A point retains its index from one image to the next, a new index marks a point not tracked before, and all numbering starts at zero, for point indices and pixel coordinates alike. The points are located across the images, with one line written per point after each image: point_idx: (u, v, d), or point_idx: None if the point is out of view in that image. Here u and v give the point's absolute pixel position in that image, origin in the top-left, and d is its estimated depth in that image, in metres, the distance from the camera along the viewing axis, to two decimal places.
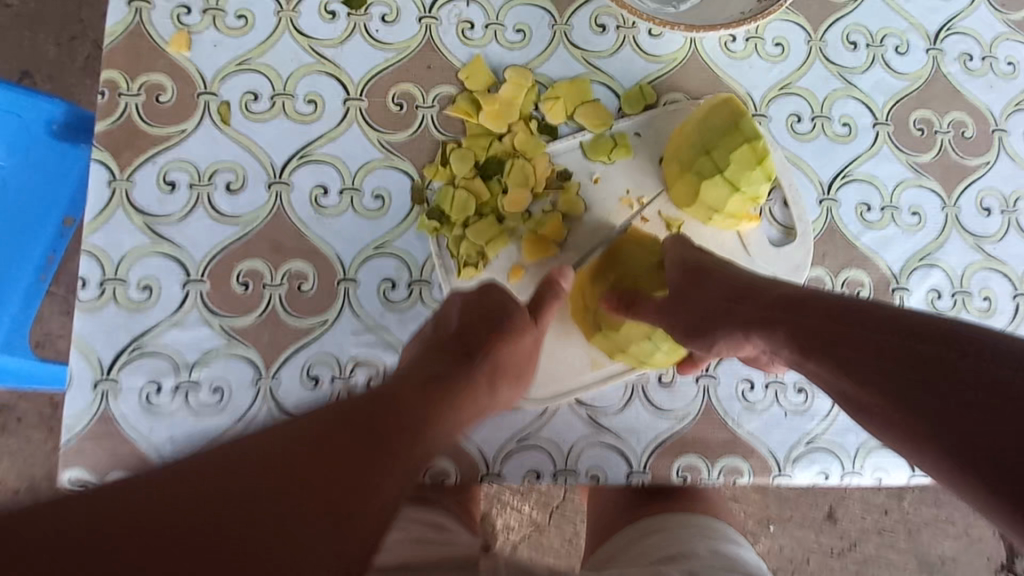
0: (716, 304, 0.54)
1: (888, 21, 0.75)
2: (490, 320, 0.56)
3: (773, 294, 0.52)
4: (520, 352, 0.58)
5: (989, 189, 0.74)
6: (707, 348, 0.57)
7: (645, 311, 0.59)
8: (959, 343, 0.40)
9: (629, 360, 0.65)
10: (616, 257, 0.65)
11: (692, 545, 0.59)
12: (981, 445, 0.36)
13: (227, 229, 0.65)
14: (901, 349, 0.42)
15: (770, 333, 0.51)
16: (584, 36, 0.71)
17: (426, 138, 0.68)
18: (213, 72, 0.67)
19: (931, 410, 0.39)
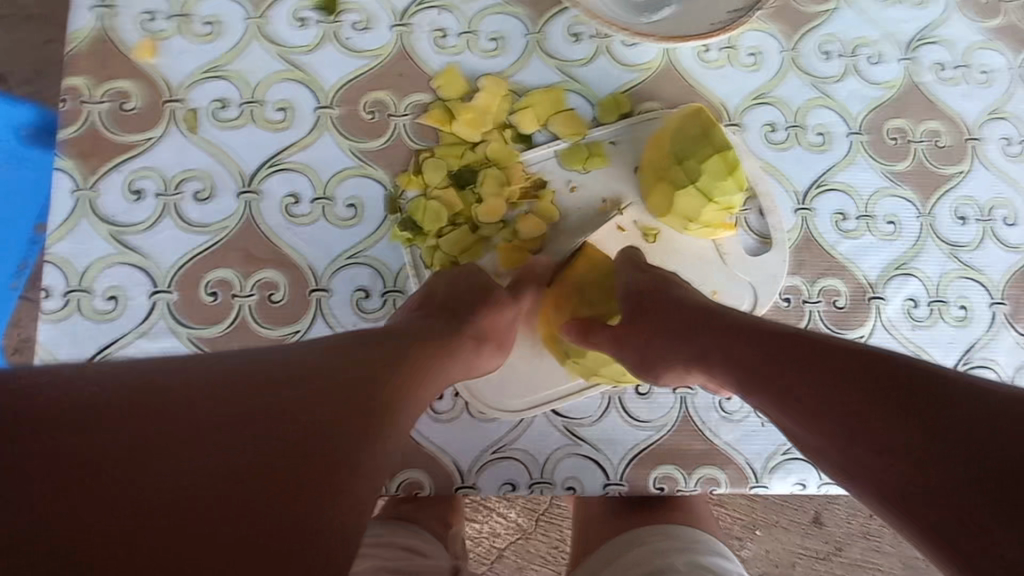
0: (672, 336, 0.53)
1: (864, 31, 0.76)
2: (468, 299, 0.57)
3: (723, 327, 0.51)
4: (484, 339, 0.57)
5: (966, 197, 0.74)
6: (665, 376, 0.57)
7: (601, 341, 0.59)
8: (908, 385, 0.38)
9: (605, 380, 0.65)
10: (575, 281, 0.64)
11: (670, 559, 0.57)
12: (944, 499, 0.35)
13: (197, 239, 0.64)
14: (846, 394, 0.40)
15: (714, 370, 0.50)
16: (560, 45, 0.71)
17: (400, 146, 0.68)
18: (183, 78, 0.66)
19: (887, 455, 0.38)
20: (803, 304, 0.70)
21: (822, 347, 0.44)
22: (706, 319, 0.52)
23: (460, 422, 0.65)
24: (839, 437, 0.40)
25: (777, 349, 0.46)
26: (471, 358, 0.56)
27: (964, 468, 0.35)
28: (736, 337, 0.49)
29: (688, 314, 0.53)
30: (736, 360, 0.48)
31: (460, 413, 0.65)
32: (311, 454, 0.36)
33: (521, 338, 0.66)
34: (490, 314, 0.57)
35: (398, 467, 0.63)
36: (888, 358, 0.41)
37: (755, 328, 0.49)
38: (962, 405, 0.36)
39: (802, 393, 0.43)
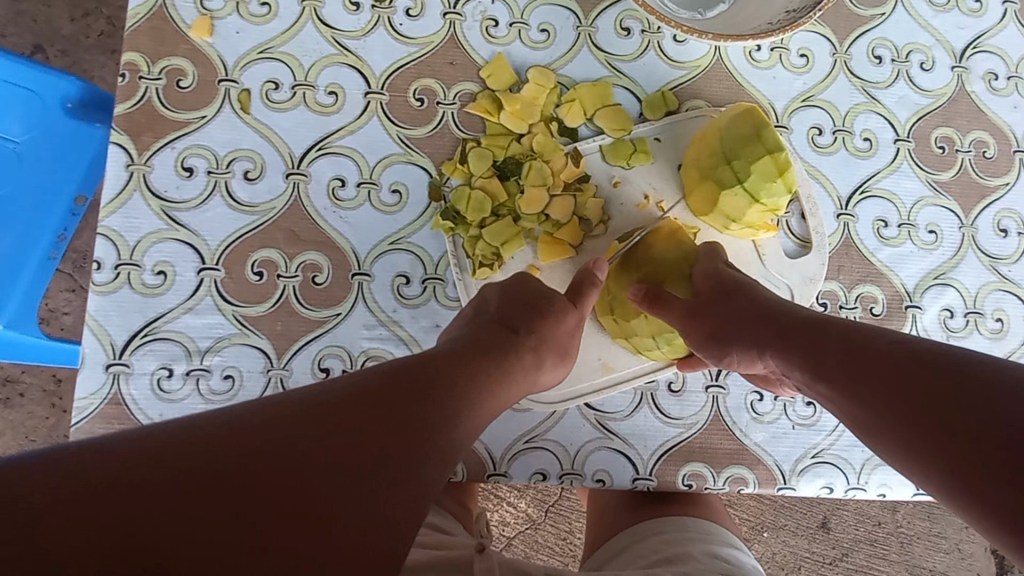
0: (741, 320, 0.56)
1: (914, 36, 0.75)
2: (528, 308, 0.57)
3: (787, 317, 0.53)
4: (539, 350, 0.55)
5: (1007, 210, 0.73)
6: (729, 363, 0.60)
7: (672, 307, 0.59)
8: (950, 365, 0.41)
9: (626, 346, 0.66)
10: (658, 254, 0.64)
11: (687, 547, 0.58)
12: (982, 468, 0.36)
13: (244, 218, 0.65)
14: (897, 378, 0.43)
15: (784, 355, 0.52)
16: (609, 39, 0.71)
17: (446, 134, 0.68)
18: (236, 58, 0.67)
19: (932, 433, 0.39)
20: (839, 310, 0.70)
21: (877, 338, 0.47)
22: (769, 308, 0.55)
23: None
24: (893, 420, 0.42)
25: (842, 341, 0.48)
26: (535, 365, 0.54)
27: (997, 437, 0.36)
28: (795, 326, 0.52)
29: (755, 304, 0.56)
30: (795, 349, 0.51)
31: None
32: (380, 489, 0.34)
33: None
34: (547, 324, 0.57)
35: None
36: (936, 346, 0.43)
37: (812, 320, 0.52)
38: (997, 383, 0.38)
39: (862, 380, 0.45)
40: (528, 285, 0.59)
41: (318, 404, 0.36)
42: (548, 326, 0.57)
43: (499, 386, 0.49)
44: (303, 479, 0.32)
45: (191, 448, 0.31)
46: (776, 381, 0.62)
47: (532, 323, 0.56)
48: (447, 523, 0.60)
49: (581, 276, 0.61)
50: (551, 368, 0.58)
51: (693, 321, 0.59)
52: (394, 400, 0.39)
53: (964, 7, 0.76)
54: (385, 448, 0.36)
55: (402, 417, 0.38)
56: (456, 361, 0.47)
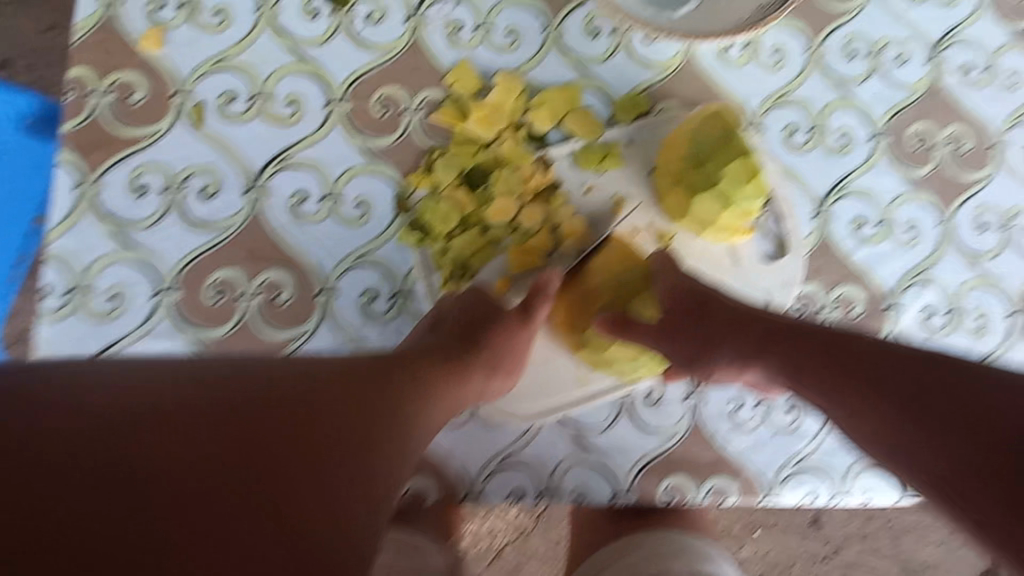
0: (723, 330, 0.56)
1: (888, 31, 0.74)
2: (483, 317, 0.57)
3: (764, 323, 0.55)
4: (491, 366, 0.56)
5: (985, 204, 0.72)
6: (708, 371, 0.58)
7: (641, 332, 0.58)
8: (935, 371, 0.45)
9: (611, 374, 0.64)
10: (614, 275, 0.63)
11: (671, 563, 0.59)
12: (984, 465, 0.40)
13: (202, 237, 0.62)
14: (886, 380, 0.46)
15: (766, 363, 0.54)
16: (577, 41, 0.69)
17: (410, 144, 0.66)
18: (190, 70, 0.64)
19: (927, 434, 0.43)
20: (818, 312, 0.68)
21: (851, 340, 0.50)
22: (746, 317, 0.56)
23: (468, 428, 0.63)
24: (886, 420, 0.45)
25: (827, 348, 0.50)
26: (476, 379, 0.55)
27: (996, 436, 0.40)
28: (772, 333, 0.54)
29: (733, 313, 0.56)
30: (780, 357, 0.53)
31: (468, 419, 0.63)
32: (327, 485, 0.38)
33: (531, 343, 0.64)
34: (494, 338, 0.56)
35: None
36: (905, 349, 0.48)
37: (787, 325, 0.53)
38: (976, 384, 0.43)
39: (854, 383, 0.47)
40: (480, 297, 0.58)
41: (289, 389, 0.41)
42: (501, 339, 0.57)
43: (444, 401, 0.50)
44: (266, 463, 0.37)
45: (177, 426, 0.37)
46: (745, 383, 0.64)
47: (488, 334, 0.56)
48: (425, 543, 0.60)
49: (532, 288, 0.59)
50: (502, 384, 0.58)
51: (672, 331, 0.58)
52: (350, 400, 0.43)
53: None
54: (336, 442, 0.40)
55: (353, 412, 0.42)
56: (406, 363, 0.49)
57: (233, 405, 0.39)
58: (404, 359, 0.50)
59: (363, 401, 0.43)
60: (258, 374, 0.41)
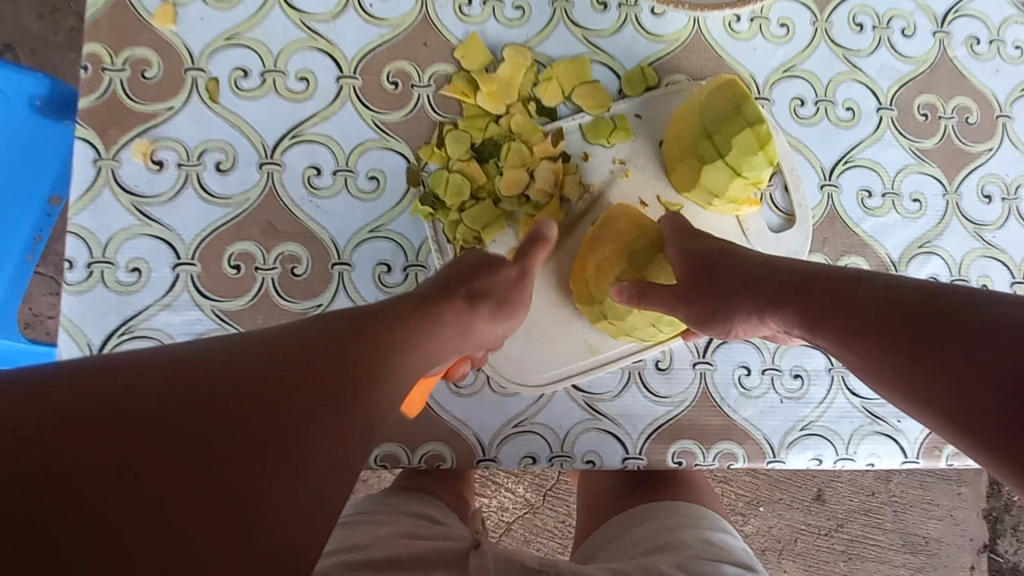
0: (733, 285, 0.54)
1: (894, 3, 0.74)
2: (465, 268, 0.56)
3: (779, 275, 0.52)
4: (479, 301, 0.54)
5: (991, 176, 0.73)
6: (734, 331, 0.58)
7: (656, 301, 0.58)
8: (943, 302, 0.40)
9: (634, 341, 0.65)
10: (625, 243, 0.62)
11: (679, 534, 0.57)
12: (984, 394, 0.36)
13: (217, 211, 0.64)
14: (889, 319, 0.42)
15: (780, 315, 0.51)
16: (585, 14, 0.69)
17: (422, 118, 0.67)
18: (202, 46, 0.65)
19: (933, 372, 0.38)
20: None
21: (864, 284, 0.46)
22: (762, 272, 0.53)
23: (481, 396, 0.65)
24: (889, 360, 0.41)
25: (832, 291, 0.47)
26: (464, 321, 0.52)
27: (992, 378, 0.35)
28: (783, 285, 0.51)
29: (749, 268, 0.54)
30: (794, 308, 0.50)
31: (482, 387, 0.65)
32: (325, 432, 0.34)
33: (543, 314, 0.66)
34: (485, 279, 0.56)
35: (419, 440, 0.64)
36: (924, 286, 0.43)
37: (802, 275, 0.51)
38: (986, 317, 0.38)
39: (856, 324, 0.44)
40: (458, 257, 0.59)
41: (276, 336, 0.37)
42: (485, 281, 0.56)
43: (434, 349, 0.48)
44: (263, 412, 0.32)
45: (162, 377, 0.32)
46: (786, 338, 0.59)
47: (469, 280, 0.55)
48: (436, 513, 0.59)
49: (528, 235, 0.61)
50: (487, 328, 0.56)
51: (686, 292, 0.57)
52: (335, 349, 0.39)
53: None
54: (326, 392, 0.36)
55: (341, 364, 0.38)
56: (396, 328, 0.45)
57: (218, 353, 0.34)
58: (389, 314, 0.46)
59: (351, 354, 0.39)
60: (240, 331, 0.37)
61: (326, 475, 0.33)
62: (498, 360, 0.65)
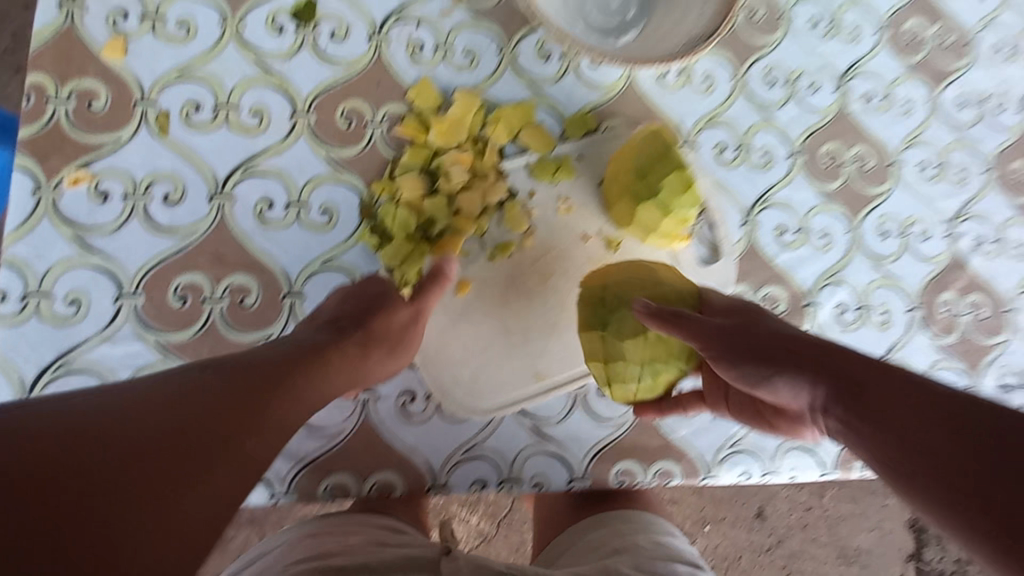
0: (768, 344, 0.55)
1: (802, 63, 0.84)
2: (363, 309, 0.61)
3: (815, 347, 0.53)
4: (382, 347, 0.61)
5: (886, 215, 0.83)
6: (759, 388, 0.56)
7: (682, 327, 0.55)
8: (982, 408, 0.43)
9: (601, 372, 0.63)
10: (653, 282, 0.62)
11: (634, 538, 0.60)
12: (1005, 491, 0.40)
13: (164, 243, 0.63)
14: (926, 412, 0.45)
15: (812, 382, 0.52)
16: (531, 63, 0.75)
17: (375, 154, 0.70)
18: (153, 79, 0.65)
19: (964, 464, 0.41)
20: None
21: (893, 373, 0.48)
22: (804, 341, 0.54)
23: (431, 424, 0.67)
24: (915, 447, 0.44)
25: (876, 375, 0.49)
26: (353, 365, 0.59)
27: (995, 504, 0.40)
28: (827, 359, 0.52)
29: (772, 333, 0.56)
30: (847, 393, 0.49)
31: (432, 415, 0.67)
32: (200, 462, 0.45)
33: (492, 341, 0.69)
34: (378, 324, 0.61)
35: (369, 468, 0.65)
36: (960, 395, 0.45)
37: (831, 350, 0.53)
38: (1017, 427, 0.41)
39: (888, 410, 0.46)
40: (364, 284, 0.64)
41: (140, 402, 0.46)
42: (377, 323, 0.61)
43: (332, 388, 0.57)
44: (139, 447, 0.44)
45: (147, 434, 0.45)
46: (778, 416, 0.61)
47: (362, 325, 0.60)
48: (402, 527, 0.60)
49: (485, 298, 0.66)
50: (387, 364, 0.62)
51: (722, 338, 0.55)
52: (186, 401, 0.47)
53: (845, 36, 0.85)
54: (170, 439, 0.45)
55: (184, 411, 0.47)
56: (285, 371, 0.54)
57: (138, 411, 0.45)
58: (307, 355, 0.56)
59: (193, 406, 0.47)
60: (169, 405, 0.46)
61: (225, 475, 0.46)
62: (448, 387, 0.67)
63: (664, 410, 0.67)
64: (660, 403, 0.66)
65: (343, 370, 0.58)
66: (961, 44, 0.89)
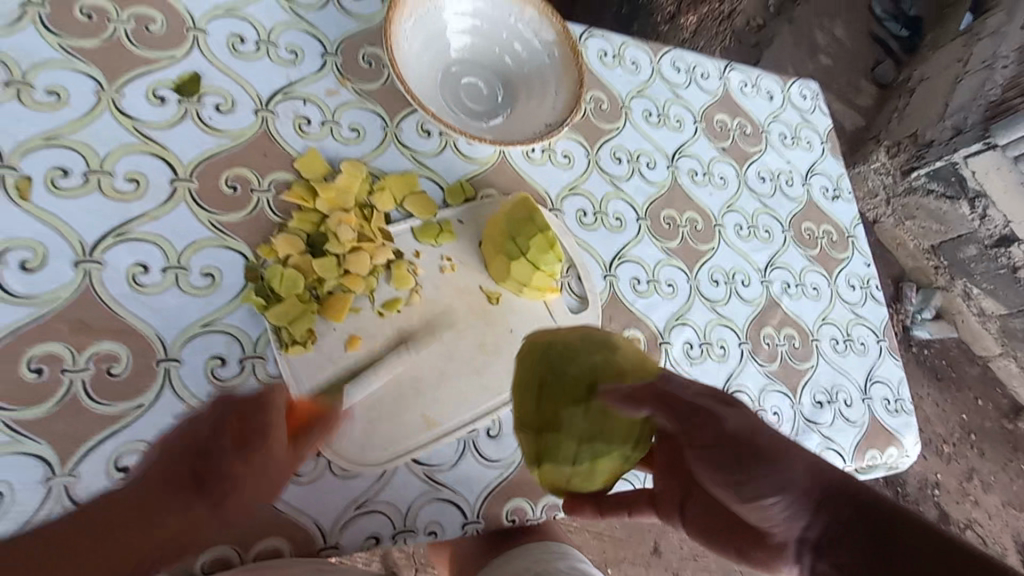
0: (757, 458, 0.56)
1: (641, 145, 1.02)
2: (202, 438, 0.50)
3: (799, 465, 0.56)
4: (246, 446, 0.51)
5: (716, 266, 1.01)
6: (740, 496, 0.58)
7: (643, 404, 0.61)
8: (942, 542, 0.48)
9: (528, 442, 0.67)
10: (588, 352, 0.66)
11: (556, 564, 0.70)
12: None
13: (20, 311, 0.60)
14: (895, 547, 0.49)
15: (786, 497, 0.55)
16: (413, 139, 0.83)
17: (261, 218, 0.72)
18: (14, 144, 0.64)
19: None
20: None
21: (871, 507, 0.53)
22: (820, 469, 0.56)
23: (322, 482, 0.66)
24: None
25: (845, 498, 0.54)
26: (221, 477, 0.49)
27: None
28: (826, 489, 0.55)
29: (814, 464, 0.56)
30: (840, 519, 0.53)
31: (322, 473, 0.67)
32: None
33: (381, 394, 0.70)
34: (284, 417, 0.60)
35: (253, 537, 0.62)
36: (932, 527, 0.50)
37: (849, 485, 0.55)
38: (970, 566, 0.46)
39: (874, 546, 0.50)
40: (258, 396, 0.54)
41: (78, 524, 0.48)
42: (253, 420, 0.52)
43: (232, 500, 0.50)
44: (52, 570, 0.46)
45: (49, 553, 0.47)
46: (750, 528, 0.64)
47: (239, 427, 0.52)
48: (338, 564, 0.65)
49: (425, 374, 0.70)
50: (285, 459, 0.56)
51: (734, 446, 0.56)
52: (110, 521, 0.48)
53: (671, 125, 1.06)
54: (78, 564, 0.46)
55: (100, 534, 0.47)
56: (171, 479, 0.49)
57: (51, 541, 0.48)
58: (196, 455, 0.49)
59: (110, 530, 0.48)
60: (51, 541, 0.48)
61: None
62: (338, 444, 0.67)
63: (601, 508, 0.74)
64: (598, 504, 0.73)
65: (232, 486, 0.50)
66: (755, 134, 1.14)
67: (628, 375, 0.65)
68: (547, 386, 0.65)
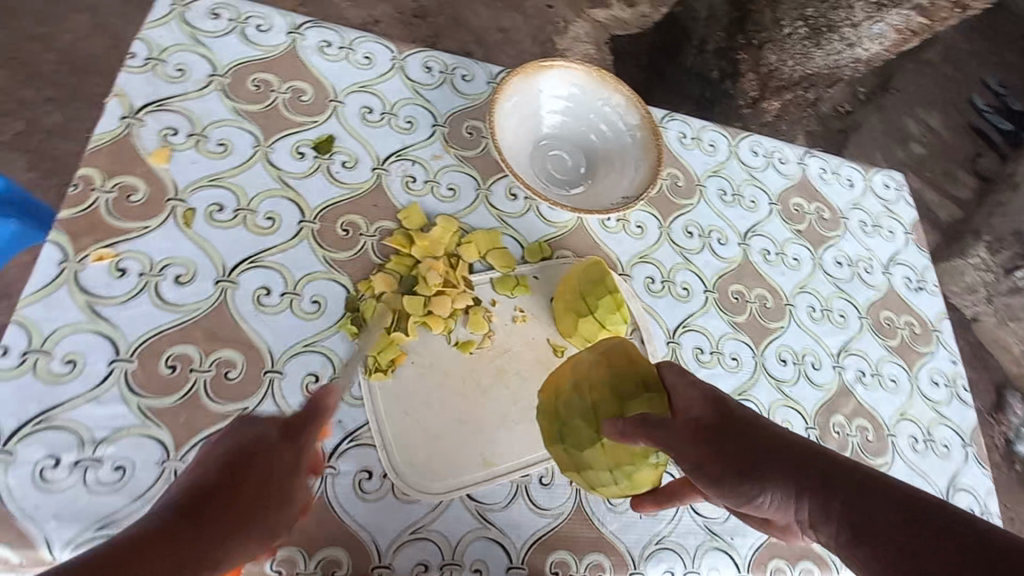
0: (736, 452, 0.56)
1: (713, 221, 1.06)
2: (228, 462, 0.50)
3: (788, 449, 0.55)
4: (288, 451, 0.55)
5: (785, 346, 1.01)
6: (734, 498, 0.57)
7: (630, 434, 0.61)
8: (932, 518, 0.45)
9: (581, 480, 0.71)
10: (600, 372, 0.68)
11: None
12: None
13: (167, 316, 0.72)
14: (889, 524, 0.46)
15: (764, 489, 0.54)
16: (501, 201, 0.93)
17: (364, 259, 0.83)
18: (187, 182, 0.79)
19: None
20: None
21: (866, 486, 0.49)
22: (803, 455, 0.54)
23: (384, 502, 0.72)
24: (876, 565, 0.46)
25: (829, 479, 0.51)
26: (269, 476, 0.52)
27: None
28: (813, 472, 0.52)
29: (802, 447, 0.54)
30: (828, 508, 0.50)
31: (385, 494, 0.72)
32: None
33: (447, 427, 0.76)
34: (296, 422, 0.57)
35: (317, 544, 0.68)
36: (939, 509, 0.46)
37: (834, 463, 0.52)
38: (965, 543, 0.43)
39: (863, 528, 0.47)
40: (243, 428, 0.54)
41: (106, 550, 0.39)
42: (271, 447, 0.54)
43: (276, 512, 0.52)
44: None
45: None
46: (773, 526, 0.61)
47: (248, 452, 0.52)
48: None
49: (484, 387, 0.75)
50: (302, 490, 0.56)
51: (692, 442, 0.58)
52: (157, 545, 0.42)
53: (745, 205, 1.10)
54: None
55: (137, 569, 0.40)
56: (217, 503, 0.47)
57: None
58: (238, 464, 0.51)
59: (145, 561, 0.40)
60: None
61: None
62: (402, 468, 0.73)
63: (660, 499, 0.72)
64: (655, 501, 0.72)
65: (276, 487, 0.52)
66: (833, 219, 1.15)
67: (630, 404, 0.65)
68: (567, 434, 0.70)
